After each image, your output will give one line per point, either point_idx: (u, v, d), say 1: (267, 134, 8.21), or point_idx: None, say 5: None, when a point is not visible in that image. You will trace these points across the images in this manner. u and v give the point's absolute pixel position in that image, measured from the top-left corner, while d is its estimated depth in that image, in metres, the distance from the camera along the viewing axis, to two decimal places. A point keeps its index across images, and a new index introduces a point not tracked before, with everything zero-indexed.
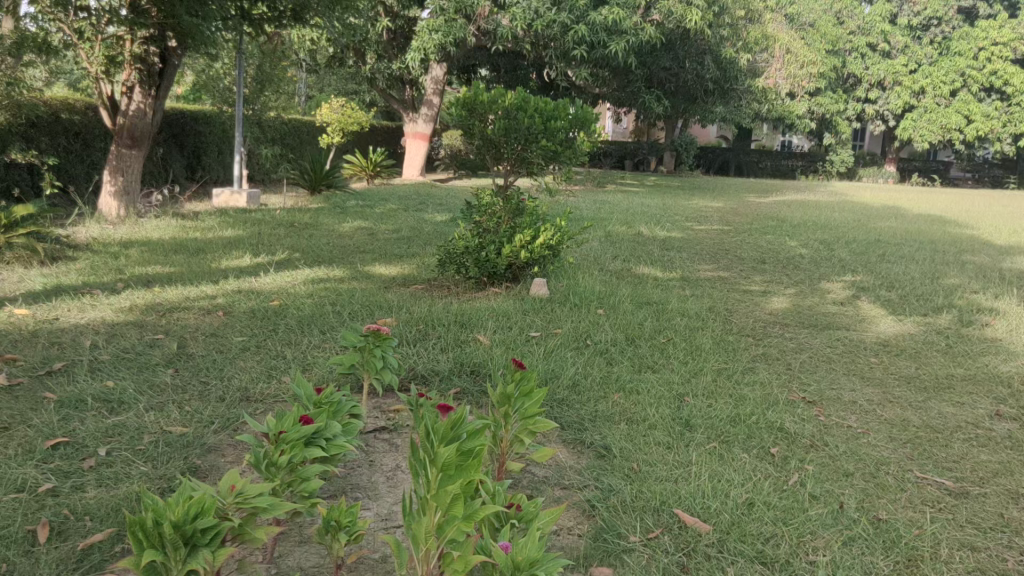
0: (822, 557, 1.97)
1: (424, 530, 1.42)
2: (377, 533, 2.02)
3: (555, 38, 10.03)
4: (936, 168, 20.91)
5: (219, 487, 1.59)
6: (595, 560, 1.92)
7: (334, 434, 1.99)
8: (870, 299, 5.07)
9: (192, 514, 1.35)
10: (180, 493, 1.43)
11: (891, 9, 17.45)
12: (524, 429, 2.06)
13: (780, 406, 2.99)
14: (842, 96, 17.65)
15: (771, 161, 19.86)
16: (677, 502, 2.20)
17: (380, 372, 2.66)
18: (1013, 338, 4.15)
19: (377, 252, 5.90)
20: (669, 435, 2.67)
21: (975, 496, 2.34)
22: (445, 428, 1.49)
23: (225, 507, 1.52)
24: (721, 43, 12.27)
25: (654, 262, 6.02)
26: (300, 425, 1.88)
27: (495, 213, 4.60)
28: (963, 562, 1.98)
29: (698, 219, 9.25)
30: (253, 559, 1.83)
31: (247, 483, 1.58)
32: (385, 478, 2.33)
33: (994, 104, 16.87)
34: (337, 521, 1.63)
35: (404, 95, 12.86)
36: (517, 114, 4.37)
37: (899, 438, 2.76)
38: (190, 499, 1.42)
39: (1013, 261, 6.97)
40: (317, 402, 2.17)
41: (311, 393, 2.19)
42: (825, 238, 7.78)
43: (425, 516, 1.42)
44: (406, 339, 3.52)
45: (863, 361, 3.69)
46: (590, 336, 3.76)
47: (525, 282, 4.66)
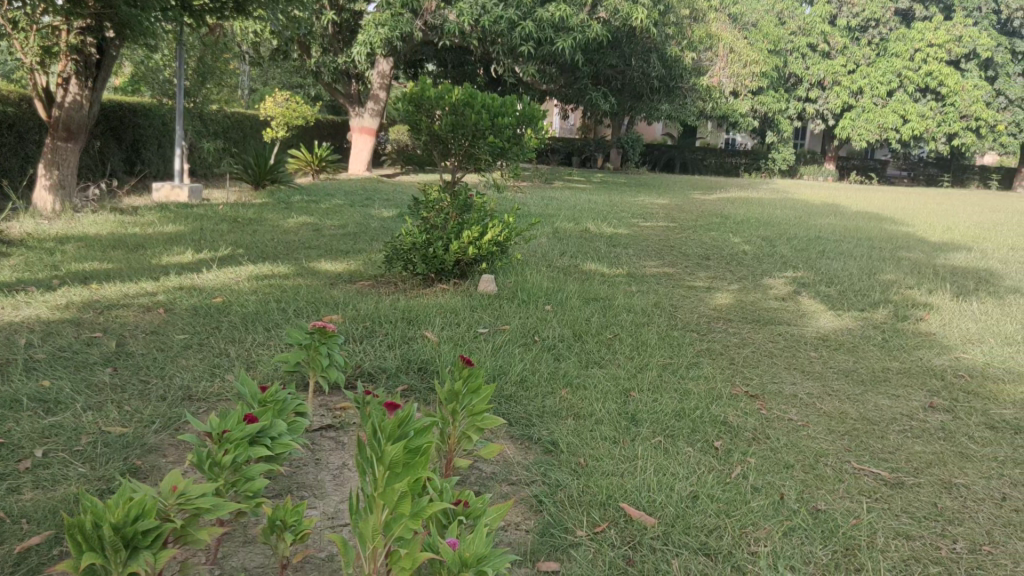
0: (763, 547, 2.01)
1: (372, 528, 1.42)
2: (323, 532, 2.00)
3: (502, 34, 10.05)
4: (873, 167, 21.45)
5: (160, 487, 1.56)
6: (542, 555, 1.94)
7: (279, 433, 1.97)
8: (810, 295, 5.19)
9: (133, 516, 1.32)
10: (120, 494, 1.40)
11: (830, 10, 17.82)
12: (472, 426, 2.07)
13: (723, 400, 3.05)
14: (783, 95, 17.99)
15: (715, 158, 20.15)
16: (623, 496, 2.23)
17: (326, 370, 2.64)
18: (946, 332, 4.29)
19: (322, 248, 5.85)
20: (615, 430, 2.70)
21: (909, 486, 2.42)
22: (393, 425, 1.48)
23: (167, 508, 1.49)
24: (667, 41, 12.42)
25: (600, 258, 6.07)
26: (244, 425, 1.86)
27: (442, 209, 4.59)
28: (898, 550, 2.04)
29: (644, 216, 9.32)
30: (196, 561, 1.80)
31: (190, 483, 1.56)
32: (331, 476, 2.31)
33: (929, 104, 17.38)
34: (282, 520, 1.62)
35: (350, 90, 12.74)
36: (464, 110, 4.35)
37: (837, 430, 2.84)
38: (131, 499, 1.39)
39: (946, 257, 7.20)
40: (262, 401, 2.14)
41: (256, 392, 2.16)
42: (767, 235, 7.94)
43: (372, 514, 1.41)
44: (352, 336, 3.49)
45: (804, 356, 3.78)
46: (538, 332, 3.78)
47: (472, 278, 4.66)
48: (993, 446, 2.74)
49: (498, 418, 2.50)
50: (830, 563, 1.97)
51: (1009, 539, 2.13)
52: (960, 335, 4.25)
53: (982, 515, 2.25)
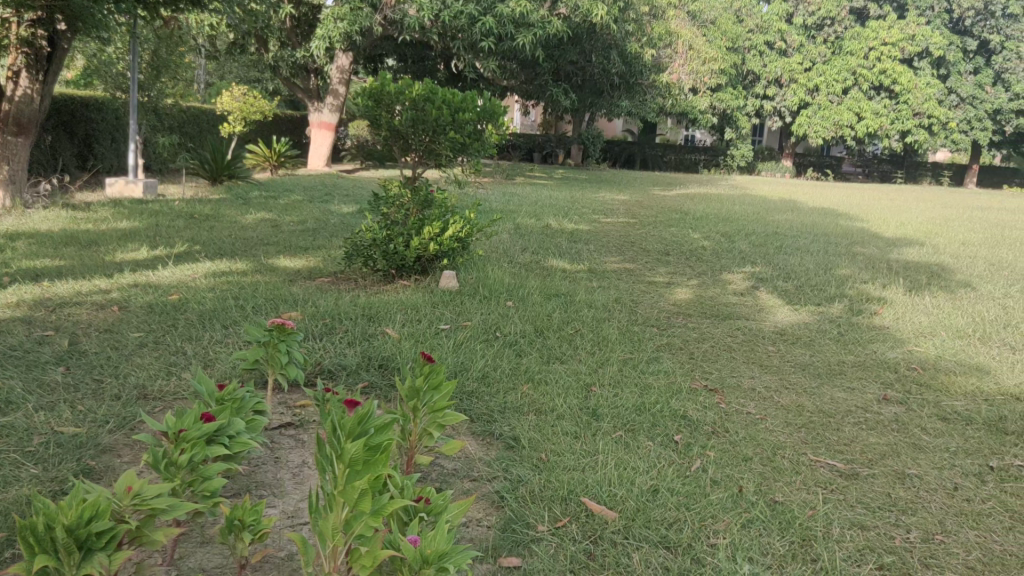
0: (722, 539, 2.03)
1: (332, 526, 1.40)
2: (282, 531, 1.98)
3: (462, 30, 10.02)
4: (829, 163, 21.79)
5: (115, 488, 1.53)
6: (504, 552, 1.94)
7: (237, 432, 1.94)
8: (768, 290, 5.25)
9: (86, 517, 1.29)
10: (72, 495, 1.37)
11: (787, 9, 18.03)
12: (433, 423, 2.06)
13: (683, 394, 3.08)
14: (741, 92, 18.16)
15: (675, 154, 20.32)
16: (584, 491, 2.24)
17: (286, 368, 2.61)
18: (899, 326, 4.38)
19: (281, 244, 5.78)
20: (577, 425, 2.71)
21: (864, 477, 2.46)
22: (352, 423, 1.47)
23: (122, 509, 1.46)
24: (627, 38, 12.47)
25: (562, 254, 6.09)
26: (201, 423, 1.83)
27: (403, 205, 4.56)
28: (853, 540, 2.08)
29: (604, 212, 9.36)
30: (151, 562, 1.77)
31: (146, 484, 1.53)
32: (290, 474, 2.29)
33: (883, 101, 17.70)
34: (240, 520, 1.60)
35: (309, 84, 12.61)
36: (425, 105, 4.33)
37: (794, 423, 2.88)
38: (83, 501, 1.36)
39: (900, 253, 7.34)
40: (219, 399, 2.10)
41: (213, 390, 2.13)
42: (726, 230, 8.03)
43: (333, 512, 1.40)
44: (312, 333, 3.46)
45: (761, 349, 3.83)
46: (499, 328, 3.78)
47: (433, 274, 4.64)
48: (945, 437, 2.80)
49: (459, 413, 2.50)
50: (787, 554, 2.00)
51: (960, 528, 2.18)
52: (913, 329, 4.33)
53: (934, 505, 2.29)
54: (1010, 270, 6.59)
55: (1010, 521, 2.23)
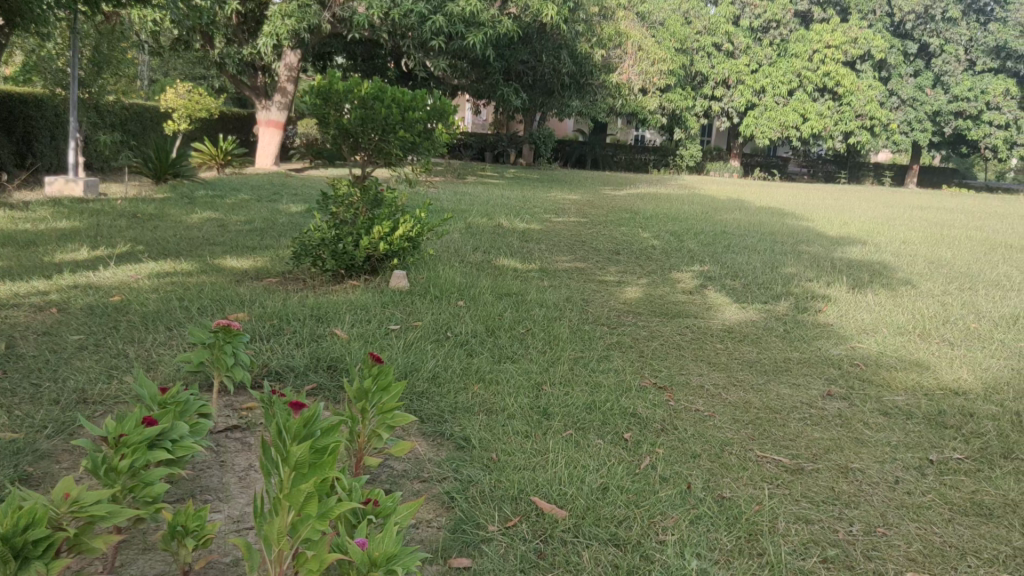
0: (671, 536, 2.04)
1: (277, 530, 1.37)
2: (227, 536, 1.94)
3: (412, 28, 9.96)
4: (776, 164, 22.15)
5: (52, 494, 1.47)
6: (453, 552, 1.92)
7: (180, 435, 1.88)
8: (716, 288, 5.31)
9: (23, 526, 1.24)
10: (6, 503, 1.31)
11: (733, 11, 18.22)
12: (382, 424, 2.03)
13: (633, 392, 3.10)
14: (690, 93, 18.28)
15: (625, 155, 20.47)
16: (534, 490, 2.24)
17: (232, 369, 2.55)
18: (843, 323, 4.47)
19: (227, 244, 5.68)
20: (527, 424, 2.70)
21: (808, 472, 2.50)
22: (297, 426, 1.44)
23: (60, 517, 1.41)
24: (577, 38, 12.50)
25: (512, 253, 6.09)
26: (142, 427, 1.77)
27: (352, 205, 4.52)
28: (797, 534, 2.10)
29: (555, 211, 9.38)
30: (91, 571, 1.71)
31: (85, 490, 1.48)
32: (236, 478, 2.24)
33: (827, 103, 18.07)
34: (183, 526, 1.56)
35: (256, 81, 12.42)
36: (374, 104, 4.28)
37: (741, 419, 2.91)
38: (18, 508, 1.31)
39: (844, 251, 7.49)
40: (162, 403, 2.05)
41: (155, 393, 2.07)
42: (676, 230, 8.10)
43: (278, 517, 1.37)
44: (259, 334, 3.40)
45: (710, 347, 3.87)
46: (450, 328, 3.76)
47: (383, 274, 4.59)
48: (886, 432, 2.86)
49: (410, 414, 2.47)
50: (734, 549, 2.01)
51: (901, 520, 2.21)
52: (856, 326, 4.42)
53: (876, 498, 2.33)
54: (947, 268, 6.77)
55: (949, 513, 2.27)
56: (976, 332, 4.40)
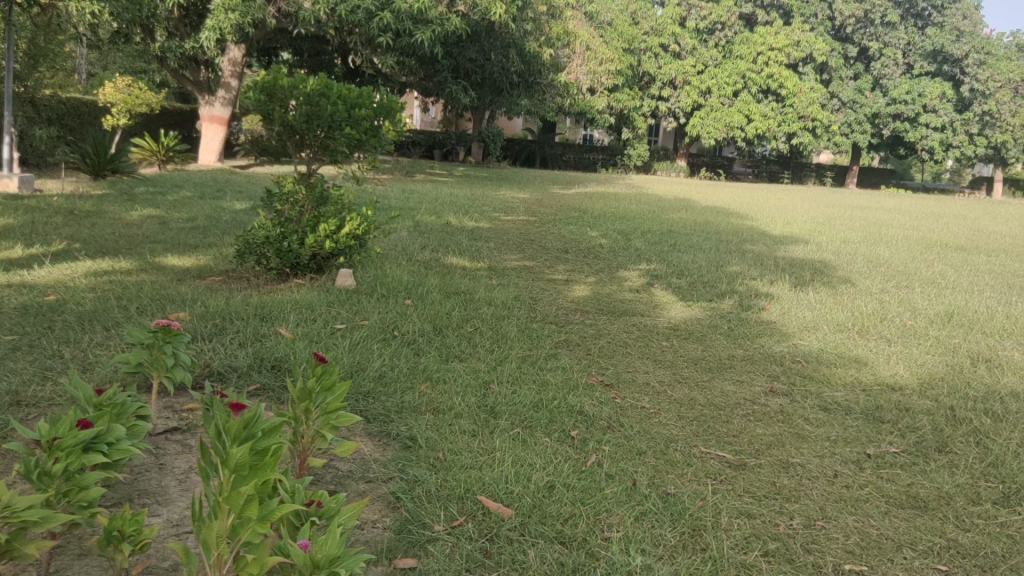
0: (616, 533, 2.05)
1: (214, 535, 1.33)
2: (165, 541, 1.89)
3: (359, 24, 9.86)
4: (721, 163, 22.46)
5: None
6: (399, 552, 1.90)
7: (117, 438, 1.82)
8: (662, 286, 5.36)
9: None
10: None
11: (680, 12, 18.32)
12: (326, 425, 1.99)
13: (579, 390, 3.11)
14: (637, 92, 18.35)
15: (573, 154, 20.54)
16: (481, 490, 2.22)
17: (171, 370, 2.49)
18: (785, 321, 4.54)
19: (169, 242, 5.55)
20: (474, 423, 2.69)
21: (751, 467, 2.53)
22: (237, 426, 1.39)
23: None
24: (525, 37, 12.45)
25: (460, 252, 6.06)
26: (77, 429, 1.70)
27: (298, 202, 4.44)
28: (740, 528, 2.13)
29: (504, 210, 9.35)
30: None
31: (14, 496, 1.42)
32: (176, 481, 2.19)
33: (771, 104, 18.38)
34: (120, 531, 1.51)
35: (199, 77, 12.17)
36: (320, 100, 4.23)
37: (686, 416, 2.94)
38: None
39: (788, 250, 7.62)
40: (98, 404, 1.98)
41: (91, 395, 2.00)
42: (622, 229, 8.14)
43: (217, 520, 1.33)
44: (201, 334, 3.33)
45: (656, 345, 3.90)
46: (397, 327, 3.72)
47: (329, 273, 4.53)
48: (826, 427, 2.91)
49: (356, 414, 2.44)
50: (677, 544, 2.03)
51: (840, 513, 2.25)
52: (798, 323, 4.49)
53: (815, 492, 2.37)
54: (885, 266, 6.93)
55: (885, 506, 2.32)
56: (911, 328, 4.51)
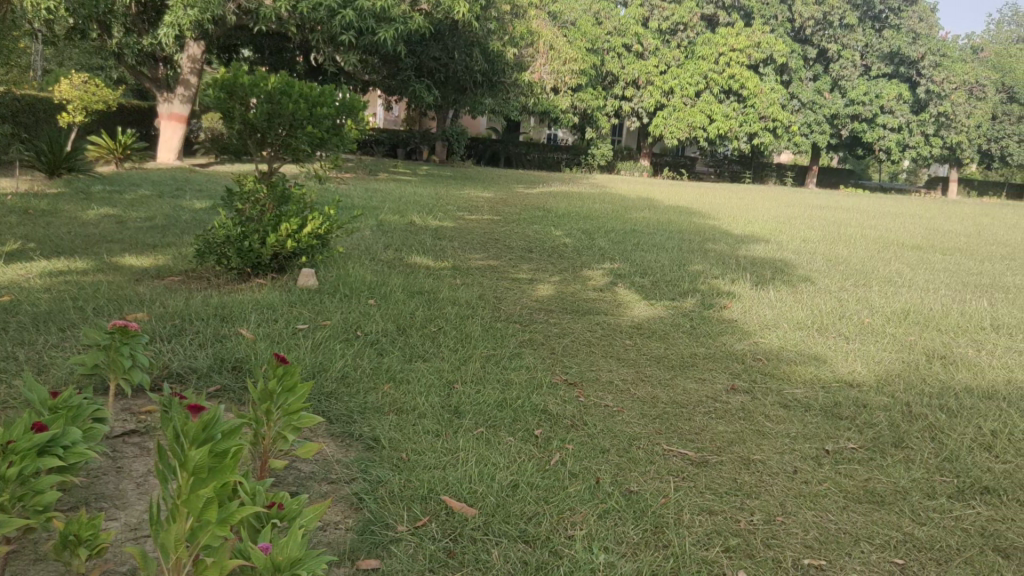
0: (579, 531, 2.06)
1: (173, 538, 1.30)
2: (123, 545, 1.86)
3: (321, 22, 9.77)
4: (684, 163, 22.65)
5: None
6: (361, 554, 1.89)
7: (72, 441, 1.79)
8: (625, 285, 5.39)
9: None
10: None
11: (643, 13, 18.42)
12: (288, 426, 1.97)
13: (543, 390, 3.11)
14: (601, 92, 18.43)
15: (537, 153, 20.58)
16: (444, 490, 2.22)
17: (129, 372, 2.45)
18: (746, 319, 4.59)
19: (126, 241, 5.46)
20: (438, 423, 2.68)
21: (713, 464, 2.55)
22: (197, 428, 1.37)
23: None
24: (489, 36, 12.40)
25: (424, 251, 6.04)
26: (31, 432, 1.66)
27: (258, 201, 4.40)
28: (701, 525, 2.15)
29: (469, 209, 9.34)
30: None
31: None
32: (134, 484, 2.16)
33: (732, 104, 18.58)
34: (76, 535, 1.47)
35: (157, 74, 11.98)
36: (281, 99, 4.18)
37: (649, 414, 2.96)
38: None
39: (749, 249, 7.70)
40: (53, 407, 1.94)
41: (46, 397, 1.95)
42: (587, 228, 8.18)
43: (175, 523, 1.30)
44: (160, 335, 3.28)
45: (619, 344, 3.92)
46: (360, 327, 3.70)
47: (291, 273, 4.50)
48: (786, 424, 2.95)
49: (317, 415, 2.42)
50: (640, 541, 2.05)
51: (799, 508, 2.28)
52: (758, 321, 4.55)
53: (775, 488, 2.40)
54: (844, 265, 7.03)
55: (844, 500, 2.36)
56: (869, 326, 4.58)
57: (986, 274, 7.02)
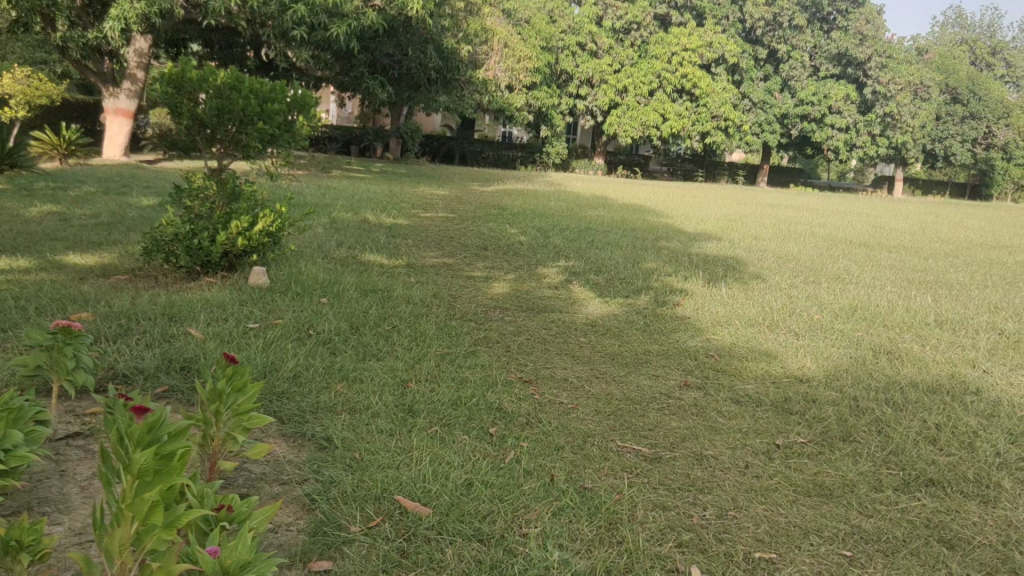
0: (533, 529, 2.05)
1: (117, 542, 1.21)
2: (66, 550, 1.80)
3: (272, 17, 9.62)
4: (637, 162, 22.81)
5: None
6: (314, 555, 1.85)
7: (13, 444, 1.72)
8: (580, 283, 5.39)
9: None
10: None
11: (596, 11, 18.49)
12: (237, 426, 1.92)
13: (498, 388, 3.09)
14: (556, 91, 18.46)
15: (493, 151, 20.53)
16: (397, 489, 2.19)
17: (73, 373, 2.36)
18: (699, 317, 4.61)
19: (70, 239, 5.32)
20: (392, 423, 2.65)
21: (666, 460, 2.56)
22: (141, 431, 1.30)
23: None
24: (443, 33, 12.26)
25: (378, 249, 5.97)
26: None
27: (208, 199, 4.30)
28: (655, 521, 2.15)
29: (424, 207, 9.27)
30: None
31: None
32: (78, 489, 2.09)
33: (685, 103, 18.74)
34: (17, 540, 1.39)
35: (102, 68, 11.67)
36: (231, 94, 4.08)
37: (603, 411, 2.96)
38: None
39: (703, 247, 7.76)
40: None
41: None
42: (542, 226, 8.18)
43: (119, 528, 1.21)
44: (105, 335, 3.19)
45: (574, 341, 3.91)
46: (312, 326, 3.64)
47: (242, 271, 4.41)
48: (738, 419, 2.97)
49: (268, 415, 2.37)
50: (594, 538, 2.04)
51: (751, 503, 2.30)
52: (711, 318, 4.58)
53: (727, 483, 2.42)
54: (794, 262, 7.14)
55: (794, 494, 2.38)
56: (819, 323, 4.64)
57: (930, 271, 7.17)
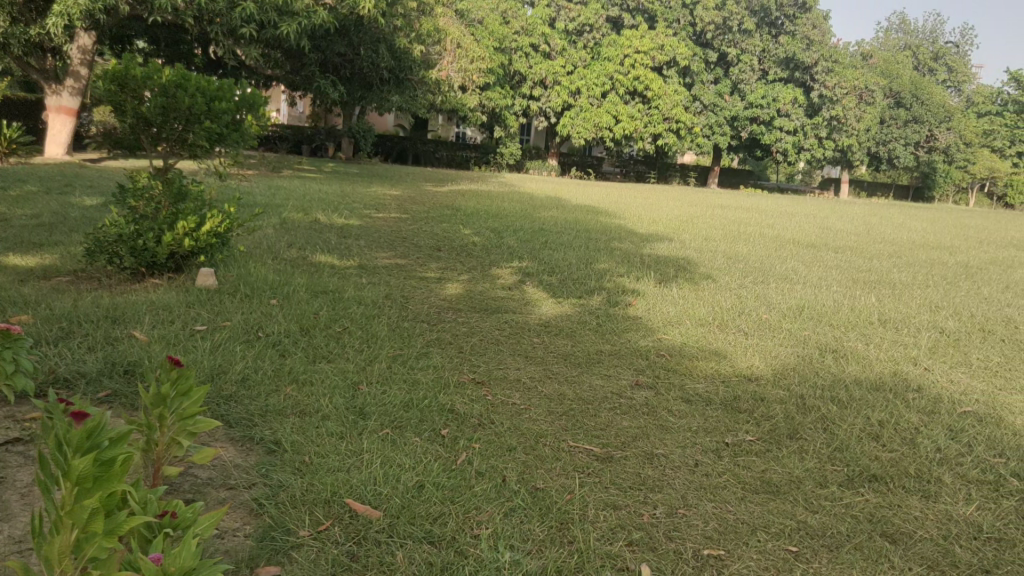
0: (485, 530, 2.04)
1: (56, 551, 1.13)
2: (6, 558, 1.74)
3: (220, 14, 9.47)
4: (590, 163, 22.94)
5: None
6: (261, 560, 1.82)
7: None
8: (533, 284, 5.40)
9: None
10: None
11: (550, 13, 18.56)
12: (181, 431, 1.86)
13: (449, 389, 3.07)
14: (509, 92, 18.46)
15: (446, 151, 20.46)
16: (347, 492, 2.16)
17: (12, 377, 2.28)
18: (650, 317, 4.65)
19: (10, 240, 5.17)
20: (341, 425, 2.61)
21: (617, 459, 2.57)
22: (80, 434, 1.19)
23: None
24: (395, 33, 12.11)
25: (328, 250, 5.90)
26: None
27: (153, 199, 4.19)
28: (606, 520, 2.16)
29: (375, 207, 9.20)
30: None
31: None
32: (17, 496, 2.02)
33: (637, 105, 18.88)
34: None
35: (45, 64, 11.37)
36: (177, 92, 3.99)
37: (555, 411, 2.97)
38: None
39: (654, 247, 7.84)
40: None
41: None
42: (496, 226, 8.18)
43: (57, 537, 1.13)
44: (44, 338, 3.10)
45: (527, 342, 3.91)
46: (261, 328, 3.59)
47: (189, 272, 4.32)
48: (688, 418, 2.99)
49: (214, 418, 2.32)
50: (545, 538, 2.03)
51: (700, 501, 2.32)
52: (661, 319, 4.62)
53: (677, 481, 2.43)
54: (744, 262, 7.21)
55: (741, 492, 2.40)
56: (767, 323, 4.70)
57: (874, 271, 7.32)
